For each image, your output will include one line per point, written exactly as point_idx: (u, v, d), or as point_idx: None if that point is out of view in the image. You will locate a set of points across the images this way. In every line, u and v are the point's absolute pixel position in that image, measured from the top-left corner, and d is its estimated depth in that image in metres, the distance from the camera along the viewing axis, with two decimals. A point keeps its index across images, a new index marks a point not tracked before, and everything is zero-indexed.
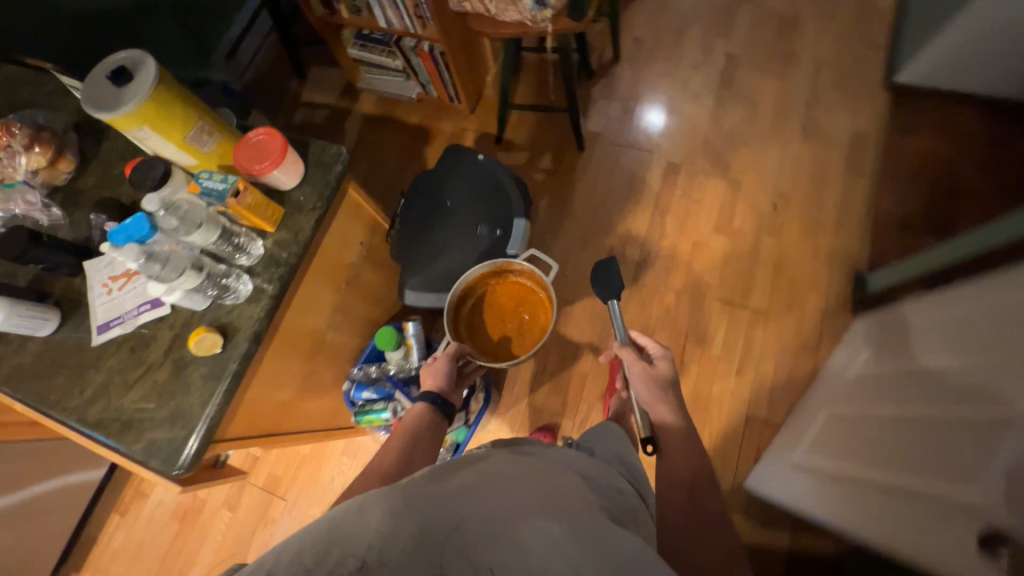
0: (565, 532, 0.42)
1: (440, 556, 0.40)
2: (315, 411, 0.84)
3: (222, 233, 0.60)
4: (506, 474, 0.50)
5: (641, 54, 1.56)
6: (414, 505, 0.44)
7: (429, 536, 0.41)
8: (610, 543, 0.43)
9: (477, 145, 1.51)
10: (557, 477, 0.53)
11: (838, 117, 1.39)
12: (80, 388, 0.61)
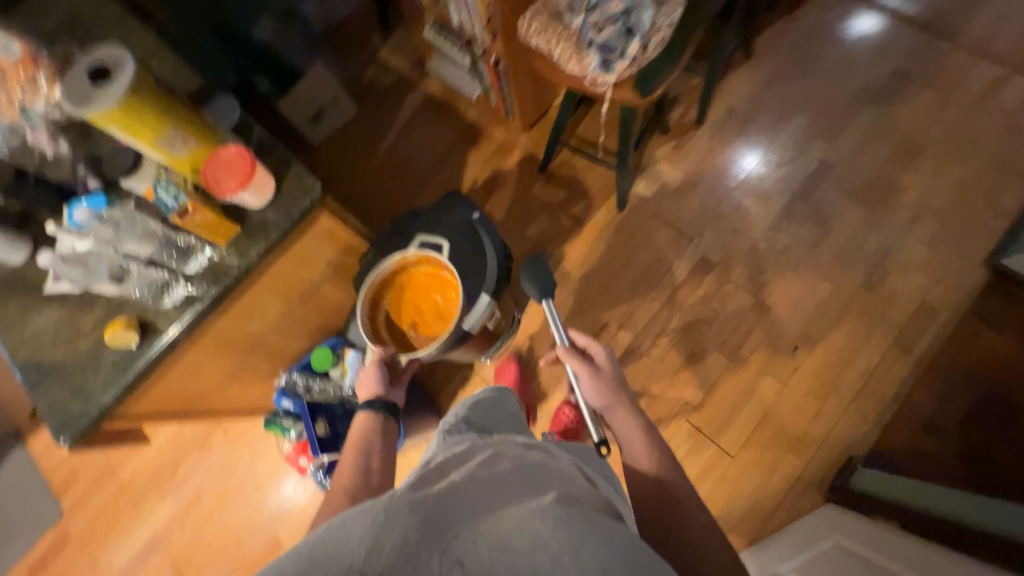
0: (553, 523, 0.42)
1: (427, 564, 0.39)
2: (241, 396, 0.88)
3: (165, 243, 0.67)
4: (486, 475, 0.49)
5: (728, 128, 1.39)
6: (398, 511, 0.42)
7: (411, 549, 0.39)
8: (600, 524, 0.44)
9: (519, 166, 1.45)
10: (539, 466, 0.53)
11: (915, 277, 1.20)
12: (20, 327, 0.66)
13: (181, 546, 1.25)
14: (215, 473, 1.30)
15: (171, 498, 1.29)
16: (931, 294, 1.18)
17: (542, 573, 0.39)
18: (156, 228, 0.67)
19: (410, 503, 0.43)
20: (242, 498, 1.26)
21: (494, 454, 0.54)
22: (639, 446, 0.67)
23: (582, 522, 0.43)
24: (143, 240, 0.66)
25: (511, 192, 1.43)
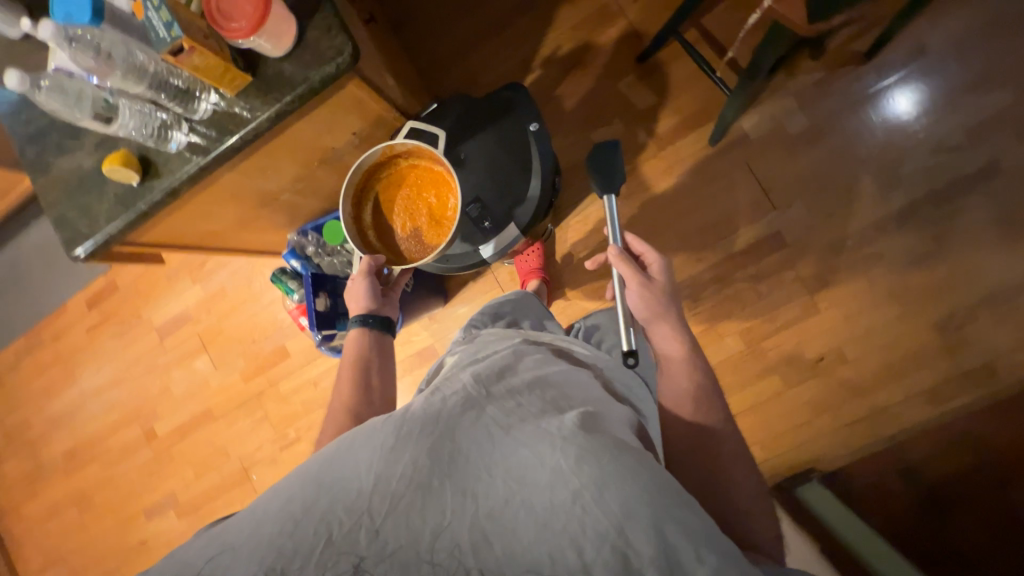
0: (570, 455, 0.43)
1: (438, 487, 0.43)
2: (255, 239, 0.89)
3: (159, 81, 0.59)
4: (502, 401, 0.51)
5: (894, 80, 1.07)
6: (409, 441, 0.46)
7: (419, 478, 0.44)
8: (621, 453, 0.45)
9: (612, 49, 1.17)
10: (563, 394, 0.54)
11: (1000, 336, 1.03)
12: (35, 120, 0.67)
13: (205, 327, 1.44)
14: (238, 277, 1.41)
15: (200, 285, 1.44)
16: (1005, 360, 1.03)
17: (560, 503, 0.41)
18: (145, 62, 0.58)
19: (420, 432, 0.47)
20: (259, 307, 1.40)
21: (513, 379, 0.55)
22: (683, 365, 0.67)
23: (603, 453, 0.44)
24: (128, 77, 0.57)
25: (593, 79, 1.18)
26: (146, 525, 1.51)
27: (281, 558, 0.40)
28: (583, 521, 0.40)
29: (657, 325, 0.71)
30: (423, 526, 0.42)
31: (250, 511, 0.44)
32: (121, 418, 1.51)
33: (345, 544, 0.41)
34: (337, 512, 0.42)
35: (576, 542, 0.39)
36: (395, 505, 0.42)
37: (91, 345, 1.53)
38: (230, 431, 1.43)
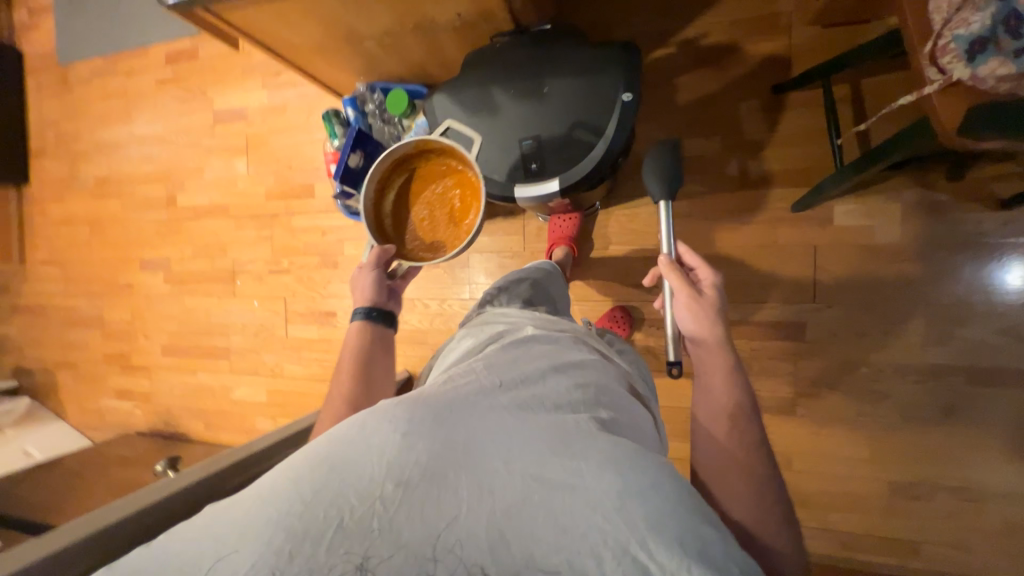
0: (589, 464, 0.44)
1: (450, 473, 0.44)
2: (327, 72, 0.89)
3: None
4: (513, 408, 0.52)
5: (1012, 244, 0.96)
6: (422, 431, 0.47)
7: (434, 470, 0.44)
8: (642, 465, 0.46)
9: (756, 63, 1.06)
10: (577, 397, 0.56)
11: (943, 524, 1.01)
12: None
13: (255, 132, 1.48)
14: (303, 101, 1.42)
15: (267, 92, 1.46)
16: (929, 546, 1.02)
17: (580, 510, 0.41)
18: None
19: (435, 422, 0.48)
20: (307, 139, 1.42)
21: (530, 385, 0.57)
22: (724, 387, 0.63)
23: (622, 463, 0.45)
24: None
25: (719, 86, 1.09)
26: (137, 272, 1.65)
27: (288, 541, 0.39)
28: (601, 528, 0.40)
29: (703, 337, 0.67)
30: (438, 517, 0.41)
31: (251, 494, 0.43)
32: (153, 173, 1.61)
33: (355, 533, 0.40)
34: (349, 500, 0.42)
35: (594, 550, 0.39)
36: (411, 492, 0.42)
37: (155, 96, 1.59)
38: (236, 234, 1.52)
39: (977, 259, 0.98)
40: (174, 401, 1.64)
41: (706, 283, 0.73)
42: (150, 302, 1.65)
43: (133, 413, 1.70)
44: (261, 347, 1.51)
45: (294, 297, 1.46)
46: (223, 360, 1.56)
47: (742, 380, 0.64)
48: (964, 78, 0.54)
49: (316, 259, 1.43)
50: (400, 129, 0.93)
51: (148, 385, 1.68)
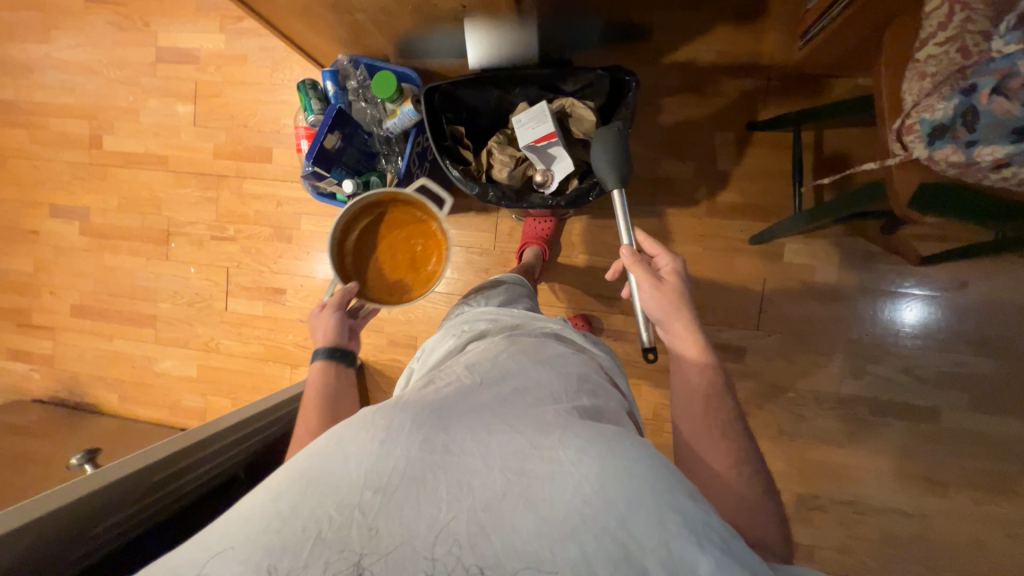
0: (566, 451, 0.45)
1: (430, 472, 0.43)
2: (307, 36, 0.81)
3: None
4: (493, 404, 0.52)
5: (924, 296, 1.09)
6: (401, 432, 0.46)
7: (413, 470, 0.43)
8: (619, 446, 0.47)
9: (737, 99, 1.11)
10: (557, 388, 0.56)
11: (835, 534, 1.15)
12: None
13: (206, 80, 1.32)
14: (267, 55, 1.28)
15: (224, 37, 1.30)
16: (821, 550, 1.16)
17: (560, 500, 0.42)
18: None
19: (410, 421, 0.47)
20: (268, 98, 1.29)
21: (506, 378, 0.57)
22: (692, 373, 0.65)
23: (598, 446, 0.46)
24: None
25: (699, 114, 1.12)
26: (46, 220, 1.44)
27: (270, 556, 0.39)
28: (582, 511, 0.41)
29: (671, 324, 0.67)
30: (422, 516, 0.41)
31: (233, 513, 0.42)
32: (74, 108, 1.39)
33: (336, 541, 0.39)
34: (332, 506, 0.41)
35: (577, 532, 0.40)
36: (392, 494, 0.42)
37: (82, 17, 1.37)
38: (173, 191, 1.36)
39: (894, 305, 1.10)
40: (84, 368, 1.47)
41: (668, 270, 0.71)
42: (60, 255, 1.45)
43: (29, 378, 1.50)
44: (195, 319, 1.38)
45: (238, 268, 1.35)
46: (148, 329, 1.41)
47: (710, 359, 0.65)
48: (921, 157, 0.61)
49: (267, 230, 1.32)
50: (382, 113, 0.88)
51: (51, 348, 1.48)
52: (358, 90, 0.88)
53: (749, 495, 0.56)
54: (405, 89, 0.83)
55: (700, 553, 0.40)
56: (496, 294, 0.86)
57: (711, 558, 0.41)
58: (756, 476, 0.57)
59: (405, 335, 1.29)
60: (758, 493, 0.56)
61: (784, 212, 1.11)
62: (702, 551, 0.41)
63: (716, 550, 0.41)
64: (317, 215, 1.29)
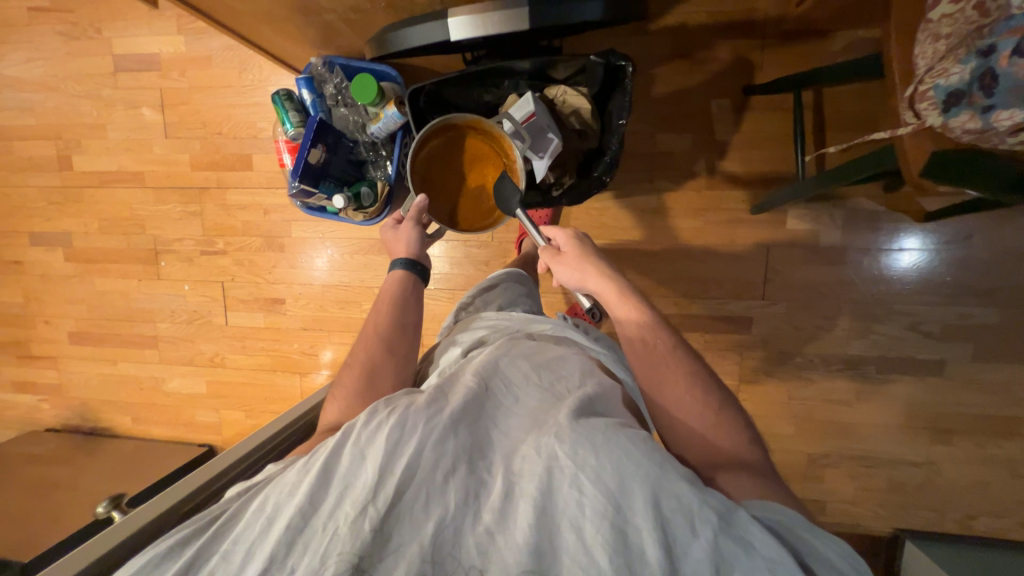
0: (566, 442, 0.42)
1: (432, 474, 0.42)
2: (274, 41, 0.75)
3: None
4: (499, 401, 0.50)
5: (932, 251, 1.07)
6: (402, 430, 0.44)
7: (417, 472, 0.41)
8: (623, 431, 0.43)
9: (732, 63, 1.05)
10: (567, 375, 0.53)
11: (846, 487, 1.19)
12: None
13: (171, 87, 1.24)
14: (231, 55, 1.21)
15: (183, 38, 1.22)
16: (832, 503, 1.20)
17: (562, 493, 0.40)
18: None
19: (416, 419, 0.44)
20: (239, 101, 1.22)
21: (512, 365, 0.53)
22: (621, 323, 0.61)
23: (602, 434, 0.42)
24: None
25: (693, 82, 1.07)
26: (27, 249, 1.39)
27: (288, 553, 0.39)
28: (581, 502, 0.39)
29: (588, 284, 0.63)
30: (427, 518, 0.40)
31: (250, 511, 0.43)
32: (36, 128, 1.32)
33: (338, 541, 0.39)
34: (340, 510, 0.40)
35: (575, 523, 0.38)
36: (397, 497, 0.40)
37: (29, 28, 1.27)
38: (155, 208, 1.31)
39: (899, 263, 1.09)
40: (92, 394, 1.46)
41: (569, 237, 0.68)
42: (48, 284, 1.41)
43: (39, 408, 1.49)
44: (196, 336, 1.36)
45: (234, 282, 1.32)
46: (150, 350, 1.40)
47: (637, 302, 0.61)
48: (936, 126, 0.59)
49: (257, 240, 1.28)
50: (364, 117, 0.84)
51: (55, 377, 1.47)
52: (335, 96, 0.84)
53: (705, 418, 0.53)
54: (386, 89, 0.78)
55: (699, 538, 0.37)
56: (495, 298, 0.85)
57: (711, 541, 0.37)
58: (711, 395, 0.55)
59: None
60: (716, 412, 0.54)
61: (786, 180, 1.08)
62: (698, 534, 0.37)
63: (710, 533, 0.37)
64: (307, 221, 1.25)
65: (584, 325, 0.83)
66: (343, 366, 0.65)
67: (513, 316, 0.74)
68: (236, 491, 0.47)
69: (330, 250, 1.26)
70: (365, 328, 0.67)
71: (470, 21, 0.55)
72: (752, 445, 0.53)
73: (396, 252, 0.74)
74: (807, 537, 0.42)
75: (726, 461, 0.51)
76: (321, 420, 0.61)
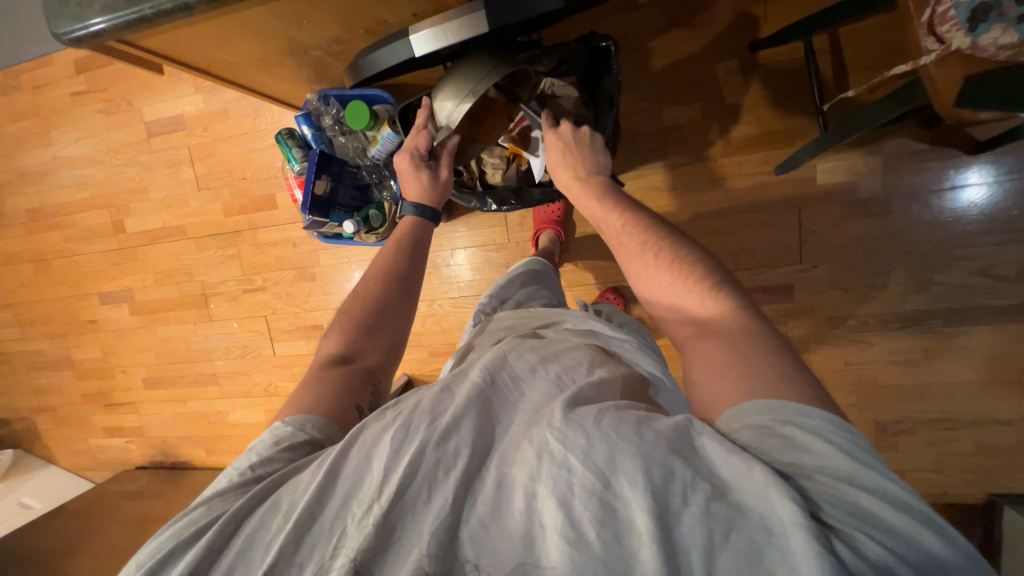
0: (557, 428, 0.41)
1: (434, 467, 0.42)
2: (272, 83, 0.80)
3: None
4: (504, 395, 0.50)
5: (996, 184, 0.95)
6: (406, 430, 0.44)
7: (417, 465, 0.42)
8: (615, 415, 0.42)
9: (732, 20, 0.99)
10: (574, 369, 0.53)
11: (928, 452, 1.09)
12: None
13: (197, 143, 1.34)
14: (245, 104, 1.28)
15: (201, 95, 1.31)
16: (912, 472, 1.11)
17: (552, 475, 0.39)
18: None
19: (419, 419, 0.45)
20: (258, 146, 1.30)
21: (518, 358, 0.54)
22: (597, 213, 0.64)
23: (593, 417, 0.41)
24: None
25: (692, 49, 1.03)
26: (99, 308, 1.55)
27: (301, 549, 0.40)
28: (568, 481, 0.38)
29: (559, 175, 0.69)
30: (427, 511, 0.40)
31: (267, 506, 0.44)
32: (91, 200, 1.46)
33: (347, 539, 0.40)
34: (349, 510, 0.41)
35: (564, 502, 0.37)
36: (401, 493, 0.41)
37: (74, 111, 1.42)
38: (198, 256, 1.42)
39: (954, 200, 0.98)
40: (168, 432, 1.60)
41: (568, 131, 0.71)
42: (120, 337, 1.56)
43: (128, 449, 1.65)
44: (250, 369, 1.46)
45: (275, 314, 1.40)
46: (212, 387, 1.51)
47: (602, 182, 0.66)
48: (963, 47, 0.52)
49: (291, 272, 1.36)
50: (362, 141, 0.88)
51: (137, 420, 1.62)
52: (331, 126, 0.88)
53: (665, 279, 0.54)
54: (378, 111, 0.80)
55: (688, 503, 0.36)
56: (511, 296, 0.86)
57: (702, 508, 0.35)
58: (666, 254, 0.54)
59: (443, 344, 1.31)
60: (676, 269, 0.53)
61: (809, 133, 1.01)
62: (689, 501, 0.36)
63: (699, 498, 0.36)
64: (333, 249, 1.31)
65: (608, 311, 0.83)
66: (343, 306, 0.68)
67: (528, 312, 0.76)
68: (251, 469, 0.48)
69: (358, 273, 1.31)
70: (371, 268, 0.71)
71: (432, 35, 0.53)
72: (718, 294, 0.50)
73: (420, 195, 0.75)
74: (790, 433, 0.38)
75: (695, 319, 0.50)
76: (317, 357, 0.62)
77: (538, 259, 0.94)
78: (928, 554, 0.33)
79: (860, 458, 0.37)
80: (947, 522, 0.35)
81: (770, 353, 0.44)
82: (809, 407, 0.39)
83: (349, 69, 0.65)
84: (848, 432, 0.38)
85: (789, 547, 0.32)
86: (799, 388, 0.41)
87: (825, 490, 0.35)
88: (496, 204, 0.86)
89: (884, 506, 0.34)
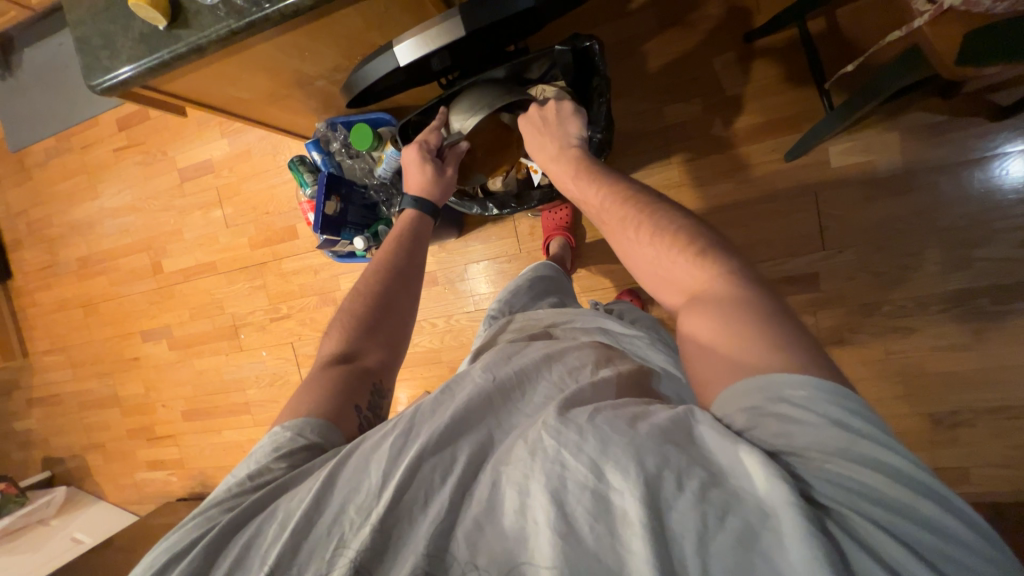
0: (552, 425, 0.41)
1: (431, 470, 0.42)
2: (283, 116, 0.86)
3: None
4: (505, 397, 0.49)
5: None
6: (403, 437, 0.45)
7: (414, 469, 0.42)
8: (611, 411, 0.41)
9: (724, 14, 1.00)
10: (576, 369, 0.53)
11: (993, 444, 1.00)
12: None
13: (225, 183, 1.43)
14: (266, 144, 1.37)
15: (227, 139, 1.41)
16: (977, 469, 1.01)
17: (544, 471, 0.38)
18: None
19: (418, 426, 0.45)
20: (279, 180, 1.38)
21: (517, 361, 0.54)
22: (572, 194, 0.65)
23: (589, 413, 0.41)
24: None
25: (686, 46, 1.04)
26: (141, 345, 1.64)
27: (299, 554, 0.40)
28: (562, 477, 0.37)
29: (536, 155, 0.69)
30: (424, 515, 0.40)
31: (266, 515, 0.44)
32: (133, 244, 1.58)
33: (344, 545, 0.40)
34: (344, 516, 0.41)
35: (558, 497, 0.36)
36: (396, 497, 0.40)
37: (117, 165, 1.55)
38: (228, 289, 1.49)
39: (985, 171, 0.93)
40: (206, 463, 1.64)
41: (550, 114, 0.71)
42: (160, 372, 1.64)
43: (169, 481, 1.71)
44: (279, 396, 1.49)
45: (301, 340, 1.44)
46: (245, 416, 1.55)
47: (578, 154, 0.65)
48: (955, 5, 0.49)
49: (314, 299, 1.40)
50: (368, 163, 0.93)
51: (177, 453, 1.68)
52: (339, 150, 0.92)
53: (649, 253, 0.52)
54: (383, 132, 0.86)
55: (684, 494, 0.34)
56: (518, 299, 0.86)
57: (697, 495, 0.34)
58: (651, 227, 0.52)
59: (463, 359, 1.31)
60: (660, 240, 0.51)
61: (817, 115, 0.99)
62: (684, 489, 0.34)
63: (695, 489, 0.34)
64: (351, 273, 1.35)
65: (618, 308, 0.82)
66: (343, 305, 0.69)
67: (535, 313, 0.76)
68: (248, 483, 0.48)
69: None
70: (369, 267, 0.72)
71: (414, 44, 0.56)
72: (708, 261, 0.47)
73: (421, 188, 0.75)
74: (787, 411, 0.35)
75: (684, 290, 0.48)
76: (317, 359, 0.63)
77: (548, 265, 0.96)
78: (939, 532, 0.30)
79: (868, 434, 0.34)
80: (960, 499, 0.32)
81: (778, 320, 0.40)
82: (819, 380, 0.36)
83: (342, 86, 0.67)
84: (856, 406, 0.35)
85: (786, 530, 0.31)
86: (810, 364, 0.37)
87: (826, 467, 0.33)
88: (496, 207, 0.91)
89: (890, 484, 0.32)
